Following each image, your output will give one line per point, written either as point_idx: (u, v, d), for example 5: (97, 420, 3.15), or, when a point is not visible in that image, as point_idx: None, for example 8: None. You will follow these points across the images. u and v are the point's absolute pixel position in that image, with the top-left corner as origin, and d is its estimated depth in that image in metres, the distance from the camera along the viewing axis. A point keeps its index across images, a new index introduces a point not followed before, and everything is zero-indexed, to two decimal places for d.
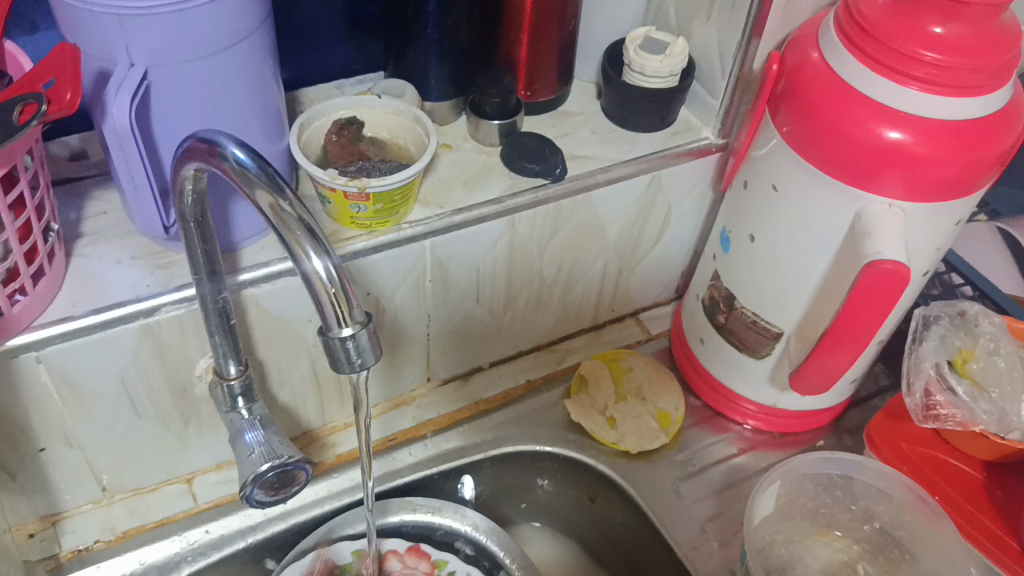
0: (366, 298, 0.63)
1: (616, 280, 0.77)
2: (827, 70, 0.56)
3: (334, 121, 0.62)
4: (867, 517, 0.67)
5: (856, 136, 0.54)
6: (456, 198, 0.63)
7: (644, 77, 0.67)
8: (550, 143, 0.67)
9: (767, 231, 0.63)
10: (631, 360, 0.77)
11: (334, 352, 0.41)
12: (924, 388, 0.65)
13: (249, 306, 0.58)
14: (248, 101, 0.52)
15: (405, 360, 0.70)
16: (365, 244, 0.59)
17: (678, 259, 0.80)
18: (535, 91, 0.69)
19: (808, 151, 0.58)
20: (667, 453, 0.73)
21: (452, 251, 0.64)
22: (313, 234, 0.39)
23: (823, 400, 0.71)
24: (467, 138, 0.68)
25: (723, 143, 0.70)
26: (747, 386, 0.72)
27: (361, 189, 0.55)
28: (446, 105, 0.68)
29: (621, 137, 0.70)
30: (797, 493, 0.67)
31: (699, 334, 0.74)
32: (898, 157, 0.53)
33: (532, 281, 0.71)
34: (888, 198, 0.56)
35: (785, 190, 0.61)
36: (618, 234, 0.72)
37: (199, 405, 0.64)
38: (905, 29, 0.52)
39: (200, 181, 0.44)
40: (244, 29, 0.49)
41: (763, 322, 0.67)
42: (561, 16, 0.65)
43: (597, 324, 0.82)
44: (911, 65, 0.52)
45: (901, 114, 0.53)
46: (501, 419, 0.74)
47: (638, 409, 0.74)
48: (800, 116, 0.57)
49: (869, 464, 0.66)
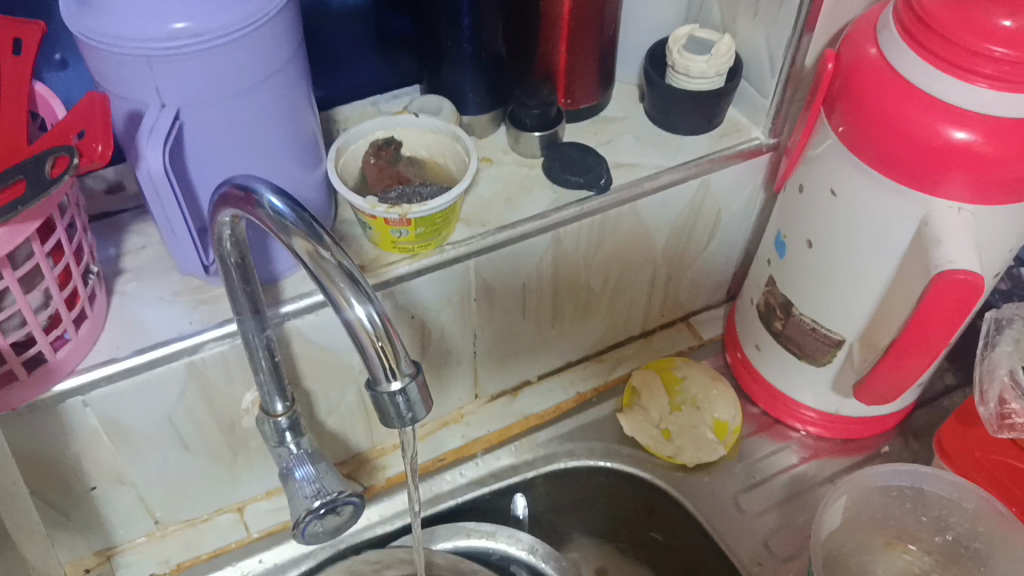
0: (412, 322, 0.61)
1: (666, 286, 0.75)
2: (885, 68, 0.53)
3: (371, 143, 0.60)
4: (941, 526, 0.63)
5: (920, 139, 0.51)
6: (499, 216, 0.61)
7: (688, 79, 0.65)
8: (594, 153, 0.64)
9: (825, 236, 0.60)
10: (682, 368, 0.75)
11: (383, 406, 0.39)
12: (997, 397, 0.61)
13: (293, 337, 0.57)
14: (284, 133, 0.51)
15: (451, 381, 0.69)
16: (409, 268, 0.57)
17: (729, 262, 0.77)
18: (576, 99, 0.67)
19: (866, 153, 0.55)
20: (725, 465, 0.71)
21: (496, 269, 0.62)
22: (355, 282, 0.37)
23: (888, 405, 0.68)
24: (507, 151, 0.66)
25: (774, 143, 0.67)
26: (808, 394, 0.69)
27: (402, 215, 0.54)
28: (484, 118, 0.66)
29: (666, 142, 0.67)
30: (866, 505, 0.64)
31: (754, 340, 0.71)
32: (967, 159, 0.50)
33: (579, 293, 0.69)
34: (956, 201, 0.53)
35: (844, 195, 0.58)
36: (666, 240, 0.69)
37: (247, 437, 0.63)
38: (967, 24, 0.49)
39: (237, 225, 0.43)
40: (277, 61, 0.47)
41: (823, 330, 0.64)
42: (599, 18, 0.62)
43: (647, 330, 0.79)
44: (977, 62, 0.49)
45: (968, 113, 0.50)
46: (551, 435, 0.72)
47: (693, 419, 0.72)
48: (857, 117, 0.54)
49: (940, 475, 0.62)
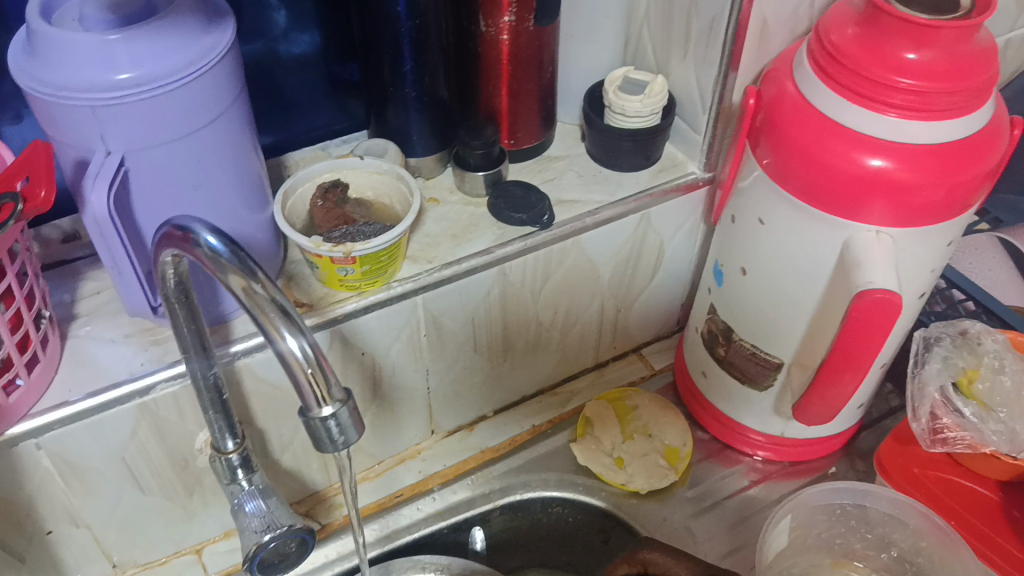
0: (362, 358, 0.63)
1: (616, 317, 0.77)
2: (802, 102, 0.56)
3: (318, 186, 0.62)
4: (886, 544, 0.65)
5: (837, 166, 0.54)
6: (445, 252, 0.63)
7: (625, 118, 0.67)
8: (536, 190, 0.67)
9: (757, 263, 0.63)
10: (634, 399, 0.77)
11: (316, 432, 0.40)
12: (930, 412, 0.63)
13: (243, 376, 0.58)
14: (227, 176, 0.53)
15: (405, 418, 0.70)
16: (357, 305, 0.59)
17: (676, 292, 0.79)
18: (519, 140, 0.70)
19: (789, 183, 0.57)
20: (678, 491, 0.72)
21: (444, 304, 0.63)
22: (287, 314, 0.39)
23: (832, 426, 0.70)
24: (453, 190, 0.68)
25: (710, 177, 0.70)
26: (754, 418, 0.71)
27: (346, 253, 0.56)
28: (430, 159, 0.68)
29: (606, 178, 0.70)
30: (810, 526, 0.66)
31: (702, 367, 0.73)
32: (883, 185, 0.53)
33: (529, 326, 0.71)
34: (875, 226, 0.55)
35: (772, 224, 0.60)
36: (612, 272, 0.72)
37: (201, 476, 0.64)
38: (875, 58, 0.52)
39: (179, 264, 0.45)
40: (219, 107, 0.50)
41: (763, 353, 0.66)
42: (537, 62, 0.65)
43: (600, 362, 0.81)
44: (886, 92, 0.52)
45: (880, 142, 0.53)
46: (506, 468, 0.73)
47: (645, 447, 0.73)
48: (778, 148, 0.57)
49: (880, 492, 0.64)
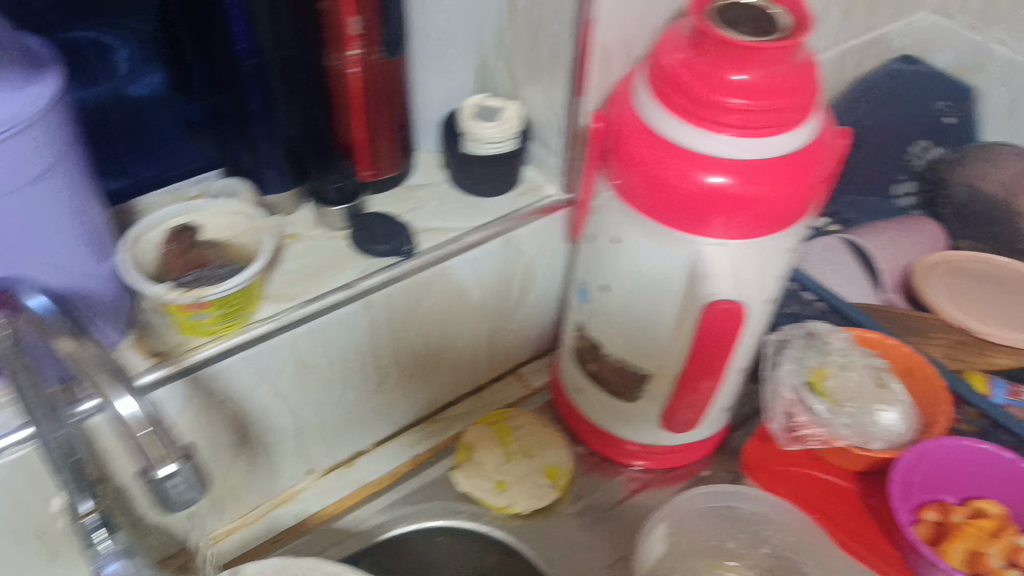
0: (223, 405, 0.61)
1: (490, 341, 0.77)
2: (644, 123, 0.58)
3: (169, 230, 0.60)
4: (759, 541, 0.67)
5: (680, 185, 0.56)
6: (306, 289, 0.62)
7: (480, 145, 0.68)
8: (397, 221, 0.67)
9: (615, 280, 0.65)
10: (515, 419, 0.78)
11: (161, 493, 0.38)
12: (785, 412, 0.66)
13: (100, 433, 0.55)
14: (63, 227, 0.50)
15: (279, 460, 0.69)
16: (214, 350, 0.58)
17: (549, 312, 0.80)
18: (379, 169, 0.69)
19: (638, 202, 0.59)
20: (561, 507, 0.73)
21: (309, 342, 0.62)
22: None
23: (702, 431, 0.72)
24: (313, 226, 0.67)
25: (570, 198, 0.71)
26: (630, 430, 0.72)
27: (197, 298, 0.54)
28: (288, 196, 0.67)
29: (467, 205, 0.70)
30: (685, 529, 0.66)
31: (576, 384, 0.74)
32: (725, 200, 0.55)
33: (401, 357, 0.70)
34: (719, 238, 0.57)
35: (625, 242, 0.62)
36: (481, 297, 0.72)
37: (61, 540, 0.61)
38: (707, 78, 0.54)
39: None
40: (48, 156, 0.47)
41: (630, 367, 0.68)
42: (389, 92, 0.65)
43: (478, 386, 0.81)
44: (720, 113, 0.54)
45: (717, 160, 0.55)
46: (388, 501, 0.72)
47: (527, 467, 0.74)
48: (626, 169, 0.59)
49: (747, 491, 0.67)
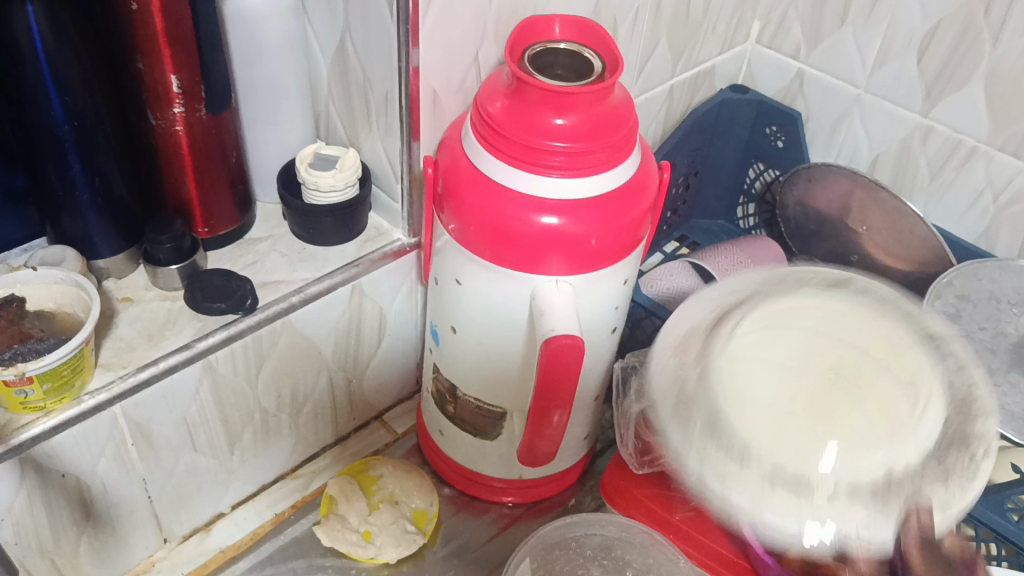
0: (64, 481, 0.58)
1: (349, 389, 0.77)
2: (473, 168, 0.59)
3: None
4: (623, 566, 0.68)
5: (512, 227, 0.57)
6: (140, 355, 0.60)
7: (321, 193, 0.67)
8: (236, 277, 0.66)
9: (462, 320, 0.65)
10: (378, 467, 0.76)
11: None
12: (634, 437, 0.66)
13: None
14: None
15: (127, 534, 0.66)
16: (45, 425, 0.55)
17: (408, 354, 0.80)
18: (214, 227, 0.68)
19: (476, 246, 0.60)
20: (430, 551, 0.72)
21: (148, 409, 0.60)
22: None
23: (563, 463, 0.73)
24: (148, 287, 0.65)
25: (416, 241, 0.72)
26: (492, 467, 0.73)
27: (18, 374, 0.52)
28: (120, 259, 0.65)
29: (311, 255, 0.70)
30: (550, 562, 0.67)
31: (437, 426, 0.74)
32: (559, 240, 0.57)
33: (253, 415, 0.69)
34: (554, 275, 0.59)
35: (466, 283, 0.63)
36: (333, 346, 0.71)
37: None
38: (529, 124, 0.56)
39: None
40: None
41: (487, 405, 0.68)
42: (219, 147, 0.64)
43: (341, 436, 0.80)
44: (543, 156, 0.56)
45: (545, 201, 0.57)
46: (250, 564, 0.70)
47: (392, 514, 0.73)
48: (460, 215, 0.60)
49: (605, 518, 0.69)
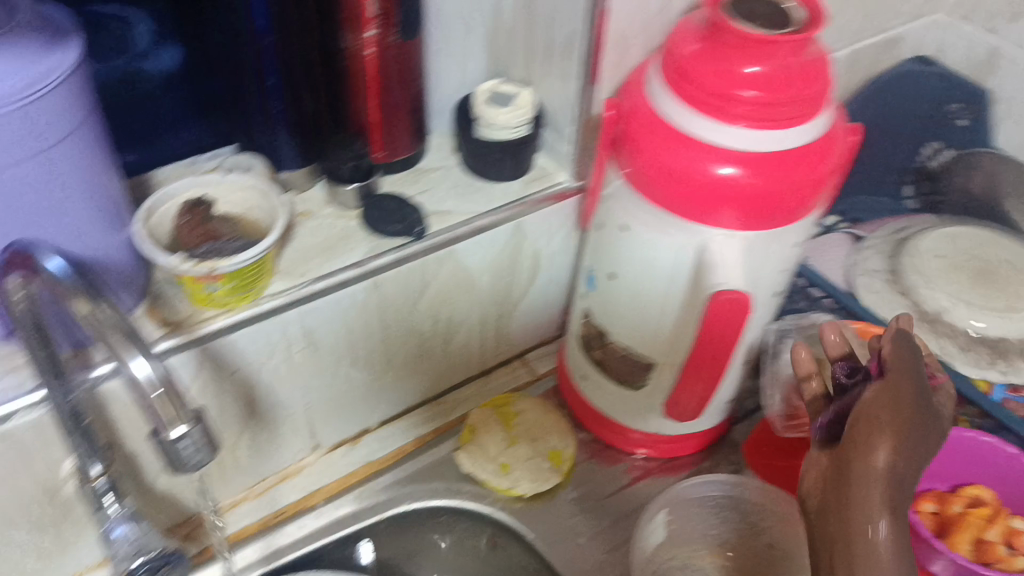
0: (234, 377, 0.62)
1: (497, 326, 0.78)
2: (656, 113, 0.58)
3: (182, 203, 0.60)
4: (757, 531, 0.68)
5: (690, 175, 0.56)
6: (315, 266, 0.63)
7: (493, 130, 0.69)
8: (409, 204, 0.68)
9: (623, 267, 0.65)
10: (519, 404, 0.78)
11: (169, 454, 0.39)
12: (782, 394, 0.69)
13: (109, 401, 0.56)
14: (80, 197, 0.51)
15: (286, 435, 0.70)
16: (224, 322, 0.58)
17: (556, 298, 0.81)
18: (391, 152, 0.70)
19: (650, 191, 0.59)
20: (562, 492, 0.74)
21: (318, 319, 0.63)
22: (133, 336, 0.38)
23: (705, 423, 0.73)
24: (325, 204, 0.68)
25: (580, 185, 0.72)
26: (631, 417, 0.73)
27: (210, 270, 0.55)
28: (300, 173, 0.68)
29: (478, 189, 0.71)
30: (686, 518, 0.69)
31: (581, 370, 0.75)
32: (735, 193, 0.56)
33: (408, 338, 0.71)
34: (726, 229, 0.58)
35: (634, 230, 0.63)
36: (489, 281, 0.73)
37: (70, 505, 0.62)
38: (720, 71, 0.55)
39: (27, 292, 0.47)
40: (68, 127, 0.49)
41: (635, 355, 0.68)
42: (403, 76, 0.66)
43: (485, 370, 0.82)
44: (730, 104, 0.55)
45: (727, 151, 0.56)
46: (391, 479, 0.73)
47: (530, 451, 0.75)
48: (637, 159, 0.59)
49: (748, 482, 0.69)
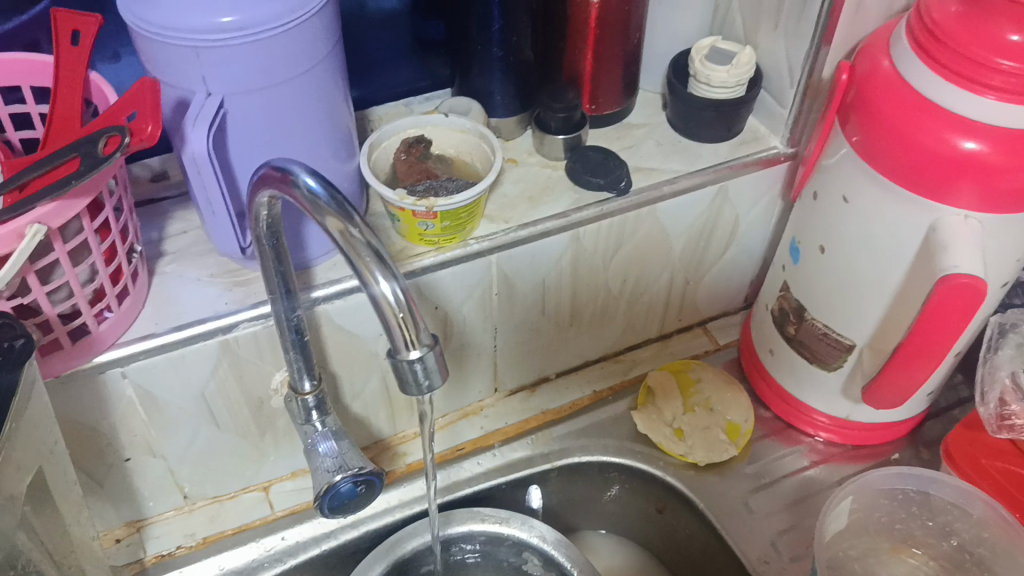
0: (435, 312, 0.64)
1: (684, 291, 0.77)
2: (898, 79, 0.55)
3: (403, 140, 0.63)
4: (947, 533, 0.65)
5: (929, 148, 0.53)
6: (522, 213, 0.64)
7: (710, 88, 0.67)
8: (615, 156, 0.67)
9: (835, 241, 0.62)
10: (698, 371, 0.77)
11: (402, 374, 0.41)
12: (999, 398, 0.65)
13: (322, 321, 0.60)
14: (317, 125, 0.54)
15: (471, 375, 0.72)
16: (434, 259, 0.60)
17: (747, 268, 0.79)
18: (601, 105, 0.69)
19: (878, 162, 0.56)
20: (737, 466, 0.72)
21: (518, 264, 0.64)
22: (381, 258, 0.40)
23: (899, 413, 0.69)
24: (532, 153, 0.69)
25: (792, 152, 0.69)
26: (819, 398, 0.71)
27: (429, 208, 0.56)
28: (512, 120, 0.68)
29: (685, 148, 0.69)
30: (871, 509, 0.66)
31: (769, 345, 0.73)
32: (978, 171, 0.52)
33: (598, 292, 0.71)
34: (963, 209, 0.54)
35: (855, 202, 0.59)
36: (684, 244, 0.72)
37: (274, 416, 0.66)
38: (978, 37, 0.50)
39: (273, 207, 0.46)
40: (316, 56, 0.51)
41: (835, 334, 0.65)
42: (624, 28, 0.65)
43: (665, 334, 0.81)
44: (986, 74, 0.50)
45: (976, 124, 0.51)
46: (565, 431, 0.74)
47: (707, 420, 0.74)
48: (868, 127, 0.56)
49: (947, 481, 0.64)
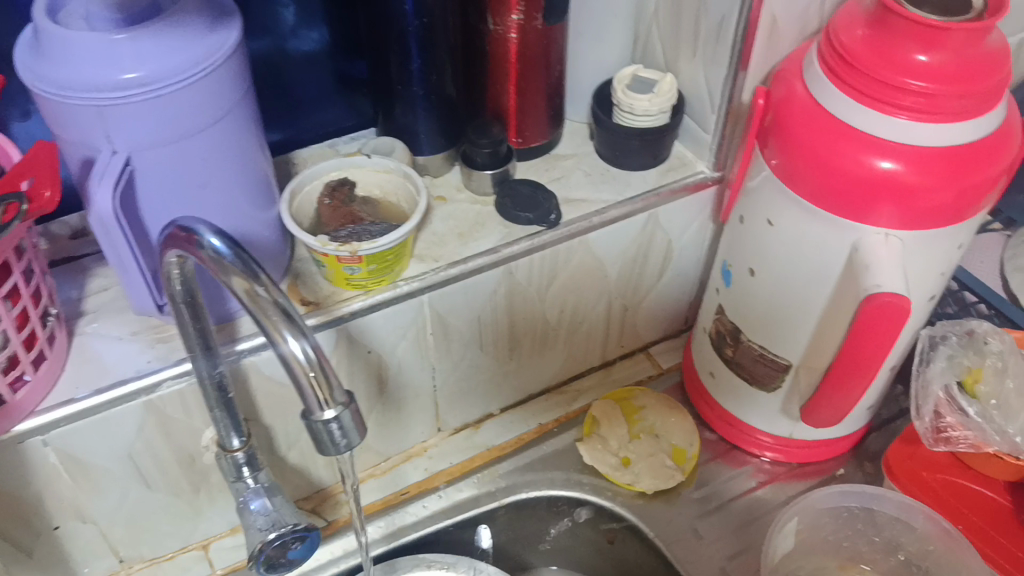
0: (368, 356, 0.62)
1: (623, 318, 0.77)
2: (811, 103, 0.55)
3: (326, 183, 0.62)
4: (893, 548, 0.65)
5: (847, 169, 0.53)
6: (451, 251, 0.63)
7: (633, 117, 0.67)
8: (543, 189, 0.67)
9: (764, 263, 0.62)
10: (641, 398, 0.77)
11: (319, 434, 0.40)
12: (934, 411, 0.66)
13: (249, 373, 0.58)
14: (232, 175, 0.52)
15: (411, 417, 0.70)
16: (362, 303, 0.59)
17: (684, 291, 0.79)
18: (527, 138, 0.69)
19: (798, 185, 0.56)
20: (684, 491, 0.72)
21: (450, 303, 0.63)
22: (289, 316, 0.39)
23: (840, 429, 0.70)
24: (461, 188, 0.68)
25: (719, 176, 0.70)
26: (761, 419, 0.71)
27: (352, 253, 0.55)
28: (438, 157, 0.68)
29: (614, 177, 0.69)
30: (817, 528, 0.66)
31: (709, 367, 0.73)
32: (895, 190, 0.52)
33: (535, 325, 0.71)
34: (884, 228, 0.54)
35: (780, 225, 0.60)
36: (618, 272, 0.71)
37: (208, 472, 0.64)
38: (886, 59, 0.51)
39: (184, 264, 0.45)
40: (226, 107, 0.50)
41: (770, 355, 0.66)
42: (545, 61, 0.65)
43: (607, 361, 0.81)
44: (895, 95, 0.51)
45: (890, 145, 0.52)
46: (511, 467, 0.73)
47: (651, 446, 0.73)
48: (787, 150, 0.56)
49: (887, 496, 0.65)
